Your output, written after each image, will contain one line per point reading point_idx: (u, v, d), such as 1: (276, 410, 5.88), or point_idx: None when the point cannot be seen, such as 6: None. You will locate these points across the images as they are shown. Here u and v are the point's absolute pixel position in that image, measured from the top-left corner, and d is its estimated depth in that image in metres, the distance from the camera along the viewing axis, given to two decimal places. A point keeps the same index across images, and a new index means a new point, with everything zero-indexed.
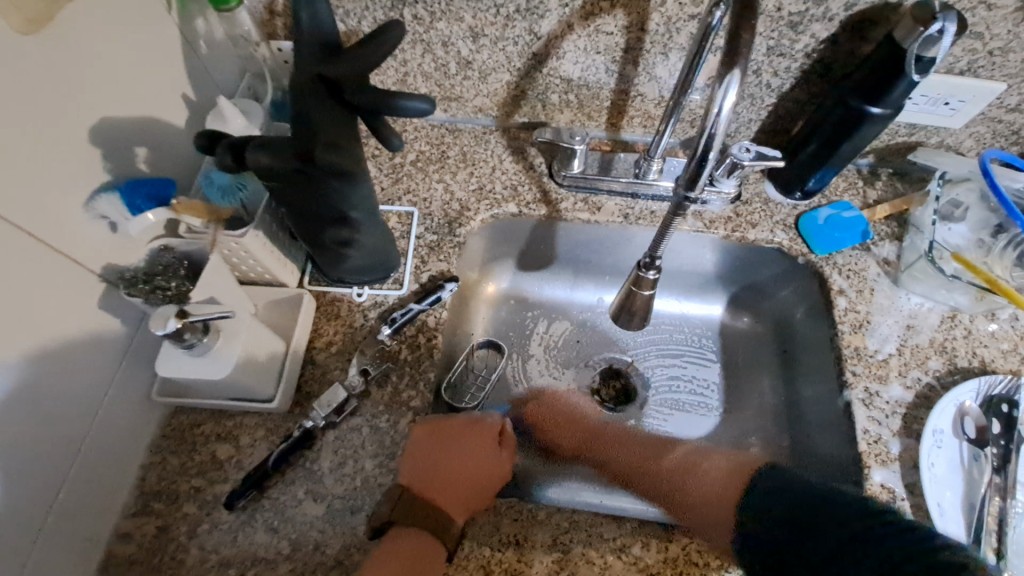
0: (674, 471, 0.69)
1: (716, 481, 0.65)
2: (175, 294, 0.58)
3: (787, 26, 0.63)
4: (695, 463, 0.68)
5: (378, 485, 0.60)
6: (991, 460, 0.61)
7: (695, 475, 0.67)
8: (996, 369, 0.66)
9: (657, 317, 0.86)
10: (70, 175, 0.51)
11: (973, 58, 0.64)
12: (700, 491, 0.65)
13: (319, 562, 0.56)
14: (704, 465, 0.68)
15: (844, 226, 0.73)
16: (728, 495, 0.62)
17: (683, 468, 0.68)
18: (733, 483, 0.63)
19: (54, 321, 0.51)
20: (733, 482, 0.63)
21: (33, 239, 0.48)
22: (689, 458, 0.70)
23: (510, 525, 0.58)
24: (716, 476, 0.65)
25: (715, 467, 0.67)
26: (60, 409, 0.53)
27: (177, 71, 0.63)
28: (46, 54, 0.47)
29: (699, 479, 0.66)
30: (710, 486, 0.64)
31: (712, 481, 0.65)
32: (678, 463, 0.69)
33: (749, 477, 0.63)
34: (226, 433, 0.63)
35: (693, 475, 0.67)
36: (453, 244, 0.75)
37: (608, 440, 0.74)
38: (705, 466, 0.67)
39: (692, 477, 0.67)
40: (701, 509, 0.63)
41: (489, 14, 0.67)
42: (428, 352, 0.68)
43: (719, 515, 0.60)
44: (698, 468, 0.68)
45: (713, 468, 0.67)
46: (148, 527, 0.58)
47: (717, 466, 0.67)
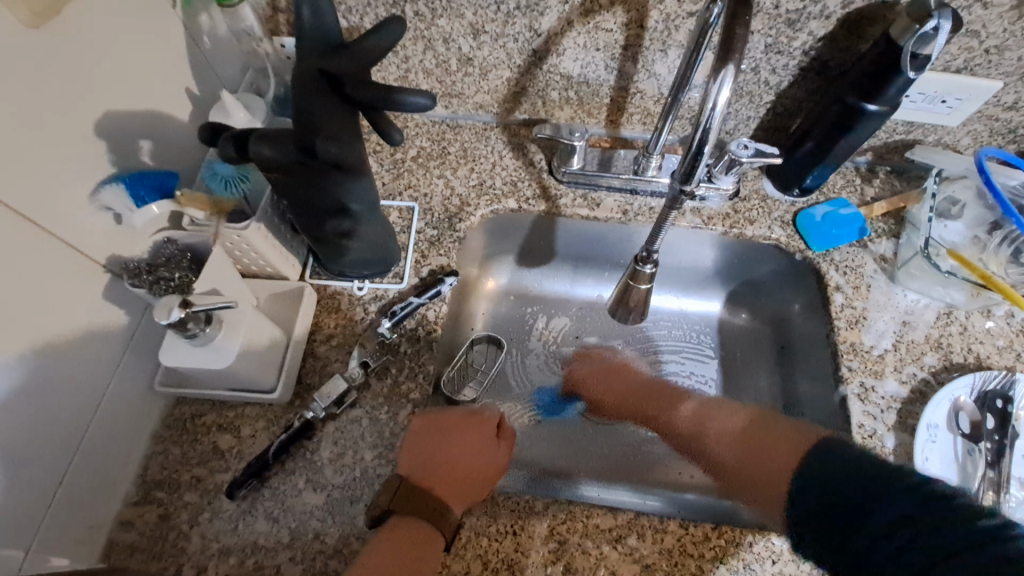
0: (692, 429, 0.63)
1: (731, 442, 0.59)
2: (178, 284, 0.57)
3: (784, 24, 0.64)
4: (710, 426, 0.62)
5: (377, 476, 0.61)
6: (985, 455, 0.61)
7: (720, 432, 0.61)
8: (991, 366, 0.66)
9: (655, 313, 0.86)
10: (75, 167, 0.51)
11: (970, 56, 0.65)
12: (727, 450, 0.59)
13: (318, 550, 0.57)
14: (726, 424, 0.61)
15: (841, 223, 0.74)
16: (752, 442, 0.58)
17: (692, 419, 0.64)
18: (777, 445, 0.56)
19: (58, 310, 0.52)
20: (765, 442, 0.57)
21: (39, 229, 0.49)
22: (700, 413, 0.64)
23: (508, 515, 0.58)
24: (723, 420, 0.61)
25: (731, 423, 0.61)
26: (65, 397, 0.54)
27: (181, 65, 0.63)
28: (52, 48, 0.48)
29: (716, 425, 0.61)
30: (728, 437, 0.60)
31: (727, 438, 0.60)
32: (692, 421, 0.64)
33: (790, 437, 0.56)
34: (228, 424, 0.63)
35: (715, 420, 0.62)
36: (453, 239, 0.75)
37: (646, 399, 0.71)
38: (731, 426, 0.60)
39: (716, 431, 0.61)
40: (750, 474, 0.57)
41: (489, 11, 0.68)
42: (428, 345, 0.68)
43: (761, 460, 0.56)
44: (730, 438, 0.60)
45: (733, 427, 0.60)
46: (150, 515, 0.59)
47: (731, 419, 0.61)
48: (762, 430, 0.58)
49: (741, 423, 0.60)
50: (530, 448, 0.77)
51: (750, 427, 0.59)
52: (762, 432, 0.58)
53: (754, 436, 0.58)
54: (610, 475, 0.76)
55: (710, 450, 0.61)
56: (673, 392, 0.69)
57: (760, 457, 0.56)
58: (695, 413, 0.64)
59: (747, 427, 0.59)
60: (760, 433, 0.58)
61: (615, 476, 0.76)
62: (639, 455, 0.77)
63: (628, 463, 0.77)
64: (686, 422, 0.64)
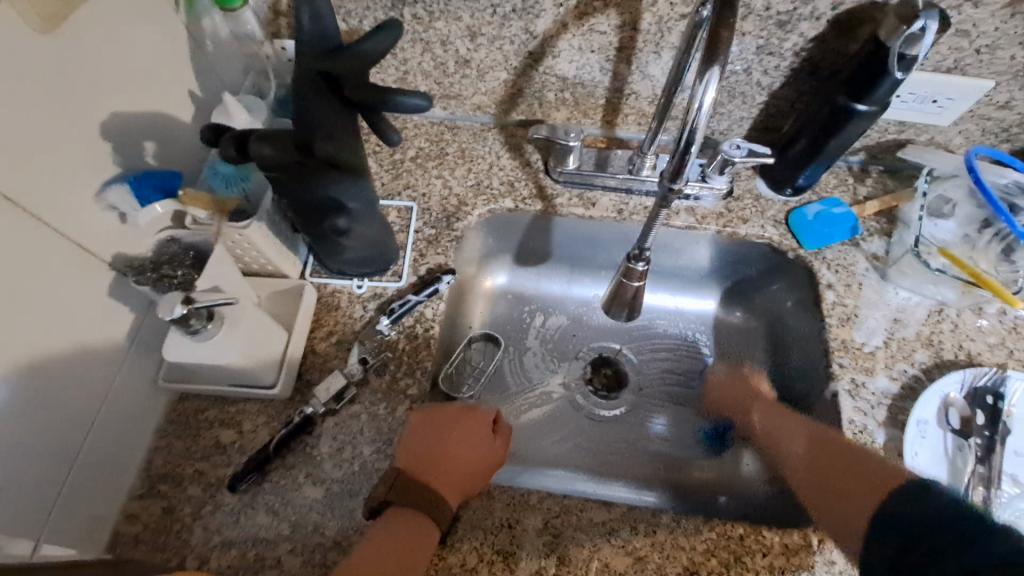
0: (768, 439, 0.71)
1: (800, 464, 0.64)
2: (182, 281, 0.61)
3: (776, 25, 0.65)
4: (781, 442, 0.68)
5: (376, 470, 0.62)
6: (975, 450, 0.62)
7: (788, 450, 0.66)
8: (982, 362, 0.67)
9: (651, 312, 0.87)
10: (82, 167, 0.53)
11: (960, 56, 0.66)
12: (798, 463, 0.64)
13: (317, 543, 0.58)
14: (794, 435, 0.66)
15: (833, 222, 0.75)
16: (822, 469, 0.61)
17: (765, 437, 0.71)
18: (853, 470, 0.58)
19: (66, 307, 0.54)
20: (842, 465, 0.59)
21: (48, 227, 0.51)
22: (767, 425, 0.71)
23: (503, 509, 0.60)
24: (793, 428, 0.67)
25: (795, 438, 0.66)
26: (73, 392, 0.56)
27: (184, 68, 0.65)
28: (61, 52, 0.49)
29: (787, 440, 0.67)
30: (798, 462, 0.64)
31: (797, 457, 0.64)
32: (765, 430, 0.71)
33: (875, 475, 0.56)
34: (229, 419, 0.65)
35: (785, 434, 0.68)
36: (451, 238, 0.77)
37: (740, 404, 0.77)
38: (799, 448, 0.65)
39: (787, 445, 0.67)
40: (826, 500, 0.59)
41: (486, 14, 0.69)
42: (426, 342, 0.70)
43: (837, 499, 0.58)
44: (799, 451, 0.65)
45: (798, 452, 0.65)
46: (154, 508, 0.61)
47: (796, 436, 0.66)
48: (829, 447, 0.61)
49: (806, 445, 0.64)
50: (527, 445, 0.78)
51: (816, 441, 0.63)
52: (833, 448, 0.61)
53: (822, 454, 0.61)
54: (604, 469, 0.77)
55: (778, 455, 0.68)
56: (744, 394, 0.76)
57: (836, 476, 0.59)
58: (764, 426, 0.71)
59: (810, 446, 0.64)
60: (834, 451, 0.60)
61: (612, 472, 0.77)
62: (634, 450, 0.78)
63: (625, 460, 0.78)
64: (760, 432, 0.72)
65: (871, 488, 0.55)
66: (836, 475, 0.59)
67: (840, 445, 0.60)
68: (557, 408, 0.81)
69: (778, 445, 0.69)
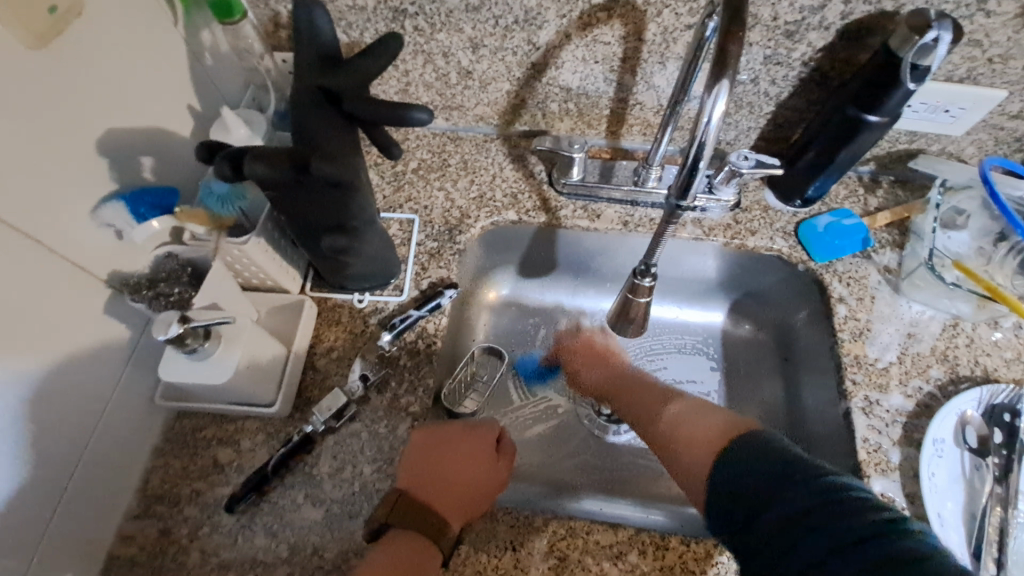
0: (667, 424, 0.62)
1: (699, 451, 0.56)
2: (177, 300, 0.59)
3: (783, 36, 0.63)
4: (688, 434, 0.59)
5: (376, 491, 0.60)
6: (993, 469, 0.60)
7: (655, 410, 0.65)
8: (999, 379, 0.65)
9: (656, 324, 0.86)
10: (78, 185, 0.52)
11: (973, 66, 0.64)
12: (693, 444, 0.57)
13: (317, 566, 0.57)
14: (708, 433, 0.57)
15: (844, 234, 0.73)
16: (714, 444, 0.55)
17: (661, 419, 0.63)
18: (722, 430, 0.56)
19: (61, 327, 0.53)
20: (720, 438, 0.56)
21: (40, 246, 0.50)
22: (678, 418, 0.62)
23: (507, 531, 0.58)
24: (703, 422, 0.59)
25: (705, 429, 0.57)
26: (68, 413, 0.55)
27: (183, 82, 0.64)
28: (53, 68, 0.49)
29: (691, 426, 0.59)
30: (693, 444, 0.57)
31: (704, 449, 0.56)
32: (670, 422, 0.61)
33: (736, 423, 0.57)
34: (227, 438, 0.63)
35: (688, 420, 0.60)
36: (453, 251, 0.75)
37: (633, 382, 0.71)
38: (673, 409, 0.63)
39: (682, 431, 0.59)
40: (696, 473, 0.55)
41: (488, 25, 0.68)
42: (427, 358, 0.68)
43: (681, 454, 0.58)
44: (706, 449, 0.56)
45: (687, 429, 0.59)
46: (150, 530, 0.59)
47: (703, 427, 0.58)
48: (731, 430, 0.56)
49: (711, 432, 0.56)
50: (530, 462, 0.76)
51: (726, 433, 0.56)
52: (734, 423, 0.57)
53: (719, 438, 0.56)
54: (612, 487, 0.75)
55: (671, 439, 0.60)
56: (648, 380, 0.71)
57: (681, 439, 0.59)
58: (677, 416, 0.62)
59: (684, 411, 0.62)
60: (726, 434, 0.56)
61: (618, 489, 0.75)
62: (642, 467, 0.77)
63: (633, 477, 0.76)
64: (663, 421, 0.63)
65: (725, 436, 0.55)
66: (721, 439, 0.56)
67: (730, 430, 0.56)
68: (562, 423, 0.79)
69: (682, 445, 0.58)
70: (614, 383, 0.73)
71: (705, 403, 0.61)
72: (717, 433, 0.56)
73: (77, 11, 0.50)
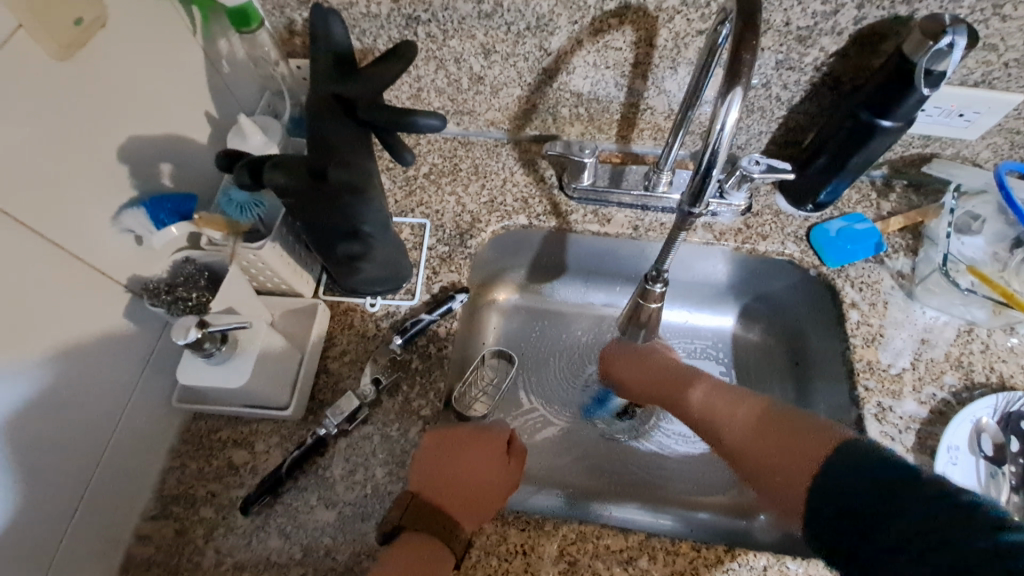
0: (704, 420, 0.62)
1: (743, 431, 0.58)
2: (196, 304, 0.60)
3: (795, 40, 0.63)
4: (721, 415, 0.60)
5: (388, 493, 0.61)
6: (1009, 478, 0.59)
7: (729, 427, 0.59)
8: (1014, 385, 0.65)
9: (665, 328, 0.86)
10: (99, 192, 0.53)
11: (988, 70, 0.64)
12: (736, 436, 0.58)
13: (329, 567, 0.58)
14: (741, 420, 0.59)
15: (856, 238, 0.73)
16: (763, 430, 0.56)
17: (698, 412, 0.63)
18: (791, 448, 0.52)
19: (83, 332, 0.54)
20: (766, 429, 0.56)
21: (63, 252, 0.51)
22: (708, 404, 0.63)
23: (518, 534, 0.58)
24: (731, 406, 0.61)
25: (741, 419, 0.59)
26: (89, 414, 0.56)
27: (201, 90, 0.65)
28: (78, 77, 0.50)
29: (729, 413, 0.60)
30: (742, 439, 0.58)
31: (741, 432, 0.58)
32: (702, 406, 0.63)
33: (814, 443, 0.51)
34: (242, 439, 0.64)
35: (721, 410, 0.61)
36: (464, 256, 0.76)
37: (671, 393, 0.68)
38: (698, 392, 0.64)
39: (730, 417, 0.60)
40: (753, 459, 0.56)
41: (500, 31, 0.69)
42: (439, 361, 0.69)
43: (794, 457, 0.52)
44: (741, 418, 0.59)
45: (741, 419, 0.59)
46: (167, 530, 0.60)
47: (739, 414, 0.59)
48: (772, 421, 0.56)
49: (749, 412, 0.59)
50: (541, 465, 0.77)
51: (756, 418, 0.58)
52: (775, 426, 0.56)
53: (763, 425, 0.57)
54: (620, 491, 0.75)
55: (722, 441, 0.60)
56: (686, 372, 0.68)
57: (721, 424, 0.60)
58: (704, 402, 0.63)
59: (754, 429, 0.57)
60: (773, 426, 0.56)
61: (626, 493, 0.75)
62: (649, 473, 0.76)
63: (642, 481, 0.76)
64: (694, 412, 0.64)
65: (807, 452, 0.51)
66: (790, 465, 0.51)
67: (783, 420, 0.55)
68: (574, 424, 0.80)
69: (717, 427, 0.61)
70: (656, 382, 0.70)
71: (731, 391, 0.62)
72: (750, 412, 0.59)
73: (101, 23, 0.51)
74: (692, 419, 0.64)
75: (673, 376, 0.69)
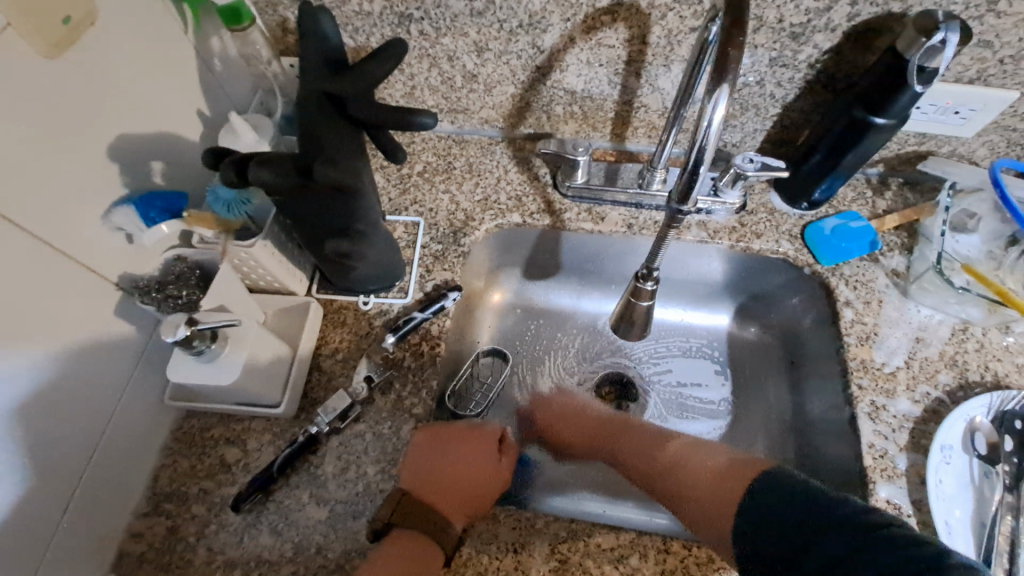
0: (670, 466, 0.63)
1: (702, 477, 0.60)
2: (185, 301, 0.60)
3: (789, 37, 0.63)
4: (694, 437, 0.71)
5: (379, 491, 0.61)
6: (1003, 477, 0.59)
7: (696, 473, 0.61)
8: (1010, 385, 0.64)
9: (659, 326, 0.85)
10: (90, 190, 0.53)
11: (983, 67, 0.63)
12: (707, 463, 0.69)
13: (320, 565, 0.58)
14: (705, 467, 0.60)
15: (852, 236, 0.72)
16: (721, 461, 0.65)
17: (664, 464, 0.63)
18: (741, 470, 0.58)
19: (74, 330, 0.54)
20: (729, 480, 0.57)
21: (53, 249, 0.51)
22: (685, 451, 0.64)
23: (508, 533, 0.58)
24: (706, 460, 0.61)
25: (716, 462, 0.60)
26: (80, 412, 0.56)
27: (193, 88, 0.65)
28: (67, 75, 0.50)
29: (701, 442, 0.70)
30: (705, 489, 0.58)
31: (706, 482, 0.59)
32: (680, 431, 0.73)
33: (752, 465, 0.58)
34: (234, 437, 0.64)
35: (695, 454, 0.63)
36: (458, 254, 0.76)
37: (625, 438, 0.69)
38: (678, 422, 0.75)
39: (698, 465, 0.61)
40: (722, 513, 0.56)
41: (493, 29, 0.69)
42: (431, 359, 0.69)
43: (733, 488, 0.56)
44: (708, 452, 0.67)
45: (712, 465, 0.60)
46: (159, 528, 0.60)
47: (709, 463, 0.60)
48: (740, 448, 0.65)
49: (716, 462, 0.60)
50: (534, 464, 0.76)
51: (731, 466, 0.59)
52: (745, 466, 0.58)
53: (732, 475, 0.58)
54: (613, 489, 0.75)
55: (677, 488, 0.61)
56: (656, 433, 0.68)
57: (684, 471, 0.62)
58: (676, 453, 0.63)
59: (721, 474, 0.58)
60: (740, 469, 0.58)
61: (620, 491, 0.75)
62: None
63: (635, 480, 0.76)
64: (661, 461, 0.64)
65: (739, 476, 0.57)
66: (734, 488, 0.56)
67: (751, 463, 0.58)
68: None
69: (678, 471, 0.62)
70: (591, 430, 0.72)
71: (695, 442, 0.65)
72: (720, 462, 0.61)
73: (90, 21, 0.51)
74: (653, 473, 0.64)
75: (638, 426, 0.70)
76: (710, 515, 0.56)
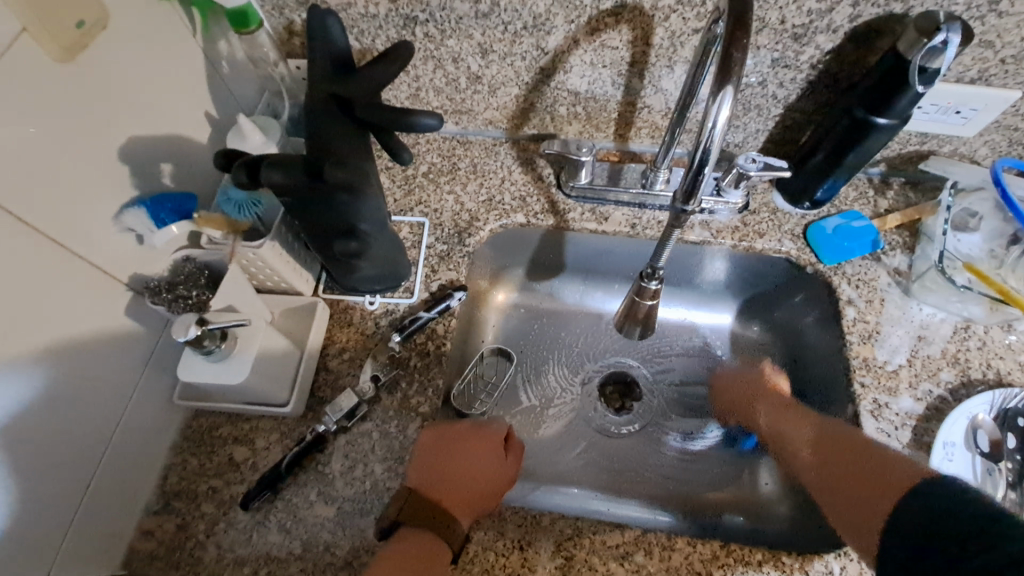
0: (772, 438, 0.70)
1: (811, 457, 0.63)
2: (196, 302, 0.61)
3: (791, 38, 0.64)
4: (786, 433, 0.68)
5: (387, 489, 0.62)
6: (1006, 474, 0.60)
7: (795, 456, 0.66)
8: (1012, 382, 0.65)
9: (663, 326, 0.86)
10: (101, 192, 0.54)
11: (985, 67, 0.64)
12: (813, 468, 0.62)
13: (328, 562, 0.58)
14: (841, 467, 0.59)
15: (853, 236, 0.73)
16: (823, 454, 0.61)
17: (772, 433, 0.70)
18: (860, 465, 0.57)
19: (85, 330, 0.55)
20: (846, 458, 0.59)
21: (66, 250, 0.52)
22: (773, 426, 0.70)
23: (514, 530, 0.59)
24: (799, 428, 0.67)
25: (804, 435, 0.65)
26: (91, 411, 0.56)
27: (201, 90, 0.66)
28: (79, 78, 0.51)
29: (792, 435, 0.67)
30: (808, 463, 0.63)
31: (805, 457, 0.64)
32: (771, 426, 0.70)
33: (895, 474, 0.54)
34: (242, 436, 0.65)
35: (789, 424, 0.68)
36: (463, 254, 0.76)
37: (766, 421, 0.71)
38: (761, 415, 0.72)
39: (790, 432, 0.67)
40: (842, 497, 0.57)
41: (498, 31, 0.69)
42: (437, 359, 0.69)
43: (865, 496, 0.55)
44: (806, 453, 0.64)
45: (807, 436, 0.65)
46: (169, 526, 0.61)
47: (807, 428, 0.66)
48: (828, 439, 0.62)
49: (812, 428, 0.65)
50: (539, 462, 0.77)
51: (817, 438, 0.63)
52: (836, 447, 0.60)
53: (828, 453, 0.61)
54: (617, 487, 0.76)
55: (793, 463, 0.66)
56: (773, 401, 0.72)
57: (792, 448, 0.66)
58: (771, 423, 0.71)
59: (816, 452, 0.62)
60: (837, 449, 0.60)
61: (624, 490, 0.75)
62: (647, 470, 0.77)
63: (640, 479, 0.76)
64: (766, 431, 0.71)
65: (867, 488, 0.55)
66: (855, 476, 0.57)
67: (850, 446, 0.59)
68: (571, 422, 0.80)
69: (789, 437, 0.67)
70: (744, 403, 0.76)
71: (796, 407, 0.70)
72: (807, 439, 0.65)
73: (102, 25, 0.52)
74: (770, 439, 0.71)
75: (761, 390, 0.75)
76: (828, 486, 0.59)
